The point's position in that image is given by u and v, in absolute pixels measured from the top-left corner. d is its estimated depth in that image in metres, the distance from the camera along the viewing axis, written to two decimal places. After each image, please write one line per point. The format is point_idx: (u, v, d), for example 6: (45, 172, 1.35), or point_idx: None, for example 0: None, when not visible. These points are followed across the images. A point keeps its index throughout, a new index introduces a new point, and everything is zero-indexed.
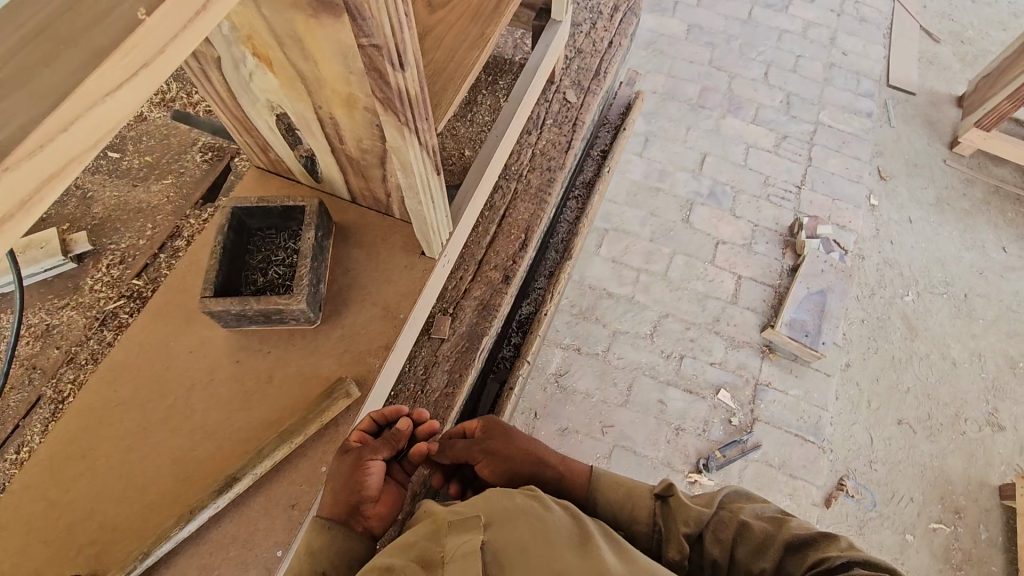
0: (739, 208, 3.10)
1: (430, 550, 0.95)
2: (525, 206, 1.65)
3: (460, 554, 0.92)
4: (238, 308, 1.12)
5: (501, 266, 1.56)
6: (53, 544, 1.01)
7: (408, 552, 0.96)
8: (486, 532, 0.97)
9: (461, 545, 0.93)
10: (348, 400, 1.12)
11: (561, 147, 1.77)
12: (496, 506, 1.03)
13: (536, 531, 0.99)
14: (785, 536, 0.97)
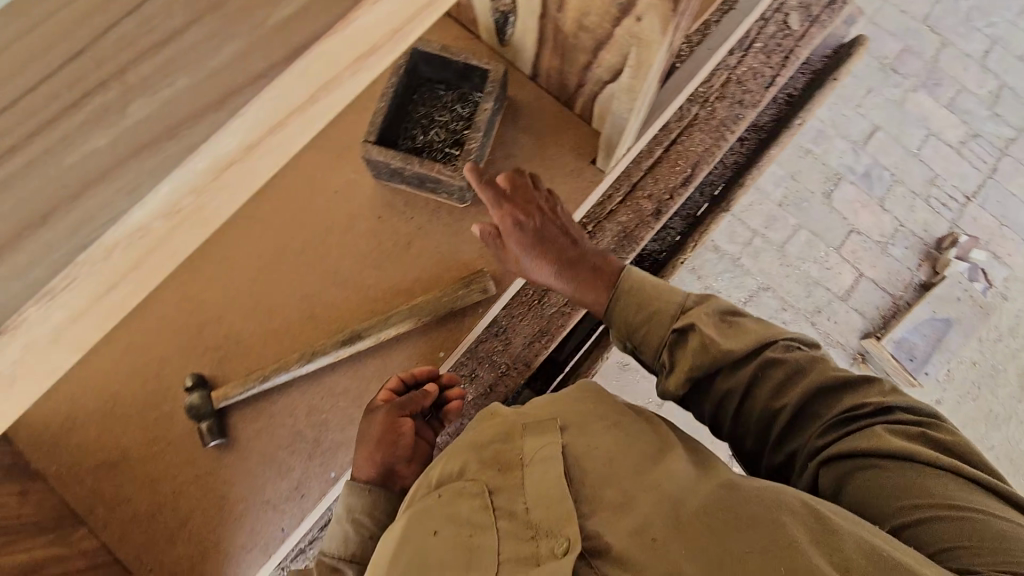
0: (890, 199, 2.47)
1: (503, 450, 0.80)
2: (700, 137, 1.46)
3: (540, 459, 0.76)
4: (398, 164, 1.04)
5: (656, 197, 1.41)
6: (182, 337, 1.05)
7: (479, 450, 0.81)
8: (565, 436, 0.79)
9: (538, 450, 0.77)
10: (481, 296, 1.07)
11: (762, 80, 1.52)
12: (575, 408, 0.85)
13: (615, 437, 0.79)
14: (817, 377, 0.80)
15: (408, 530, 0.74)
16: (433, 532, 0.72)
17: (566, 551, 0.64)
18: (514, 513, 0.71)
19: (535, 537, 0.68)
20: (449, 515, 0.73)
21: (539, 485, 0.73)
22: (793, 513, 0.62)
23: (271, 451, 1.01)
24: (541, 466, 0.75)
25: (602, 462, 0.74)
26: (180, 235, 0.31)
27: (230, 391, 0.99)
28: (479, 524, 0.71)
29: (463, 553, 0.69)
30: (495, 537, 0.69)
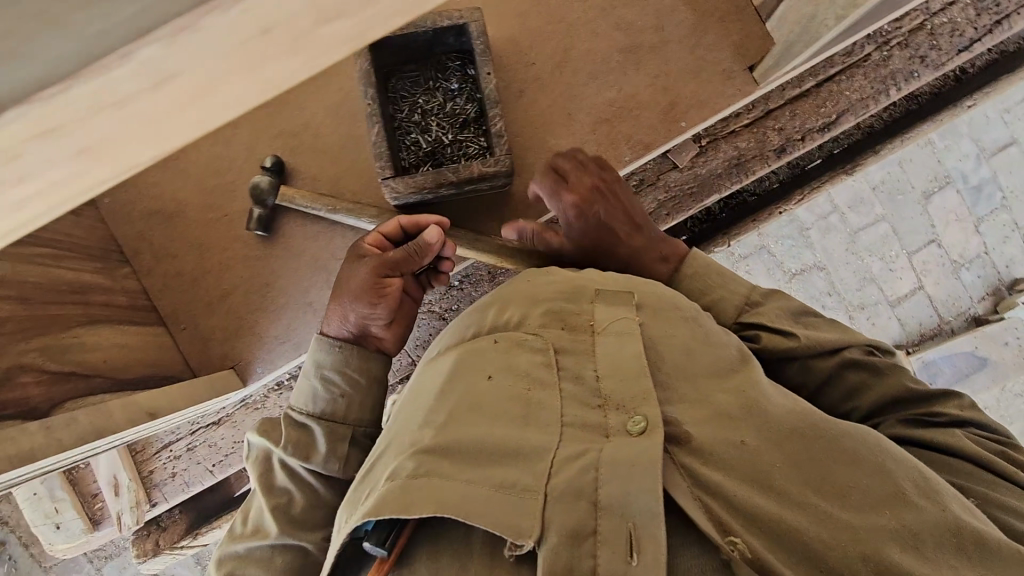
0: (988, 223, 1.98)
1: (569, 306, 0.73)
2: (861, 83, 1.27)
3: (614, 330, 0.70)
4: (432, 184, 0.89)
5: (785, 134, 1.25)
6: (260, 114, 0.97)
7: (543, 302, 0.74)
8: (640, 312, 0.72)
9: (613, 320, 0.70)
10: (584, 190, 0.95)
11: (958, 41, 1.29)
12: (652, 284, 0.76)
13: (695, 329, 0.72)
14: (894, 387, 0.74)
15: (459, 365, 0.70)
16: (487, 376, 0.68)
17: (643, 431, 0.61)
18: (583, 377, 0.67)
19: (604, 408, 0.64)
20: (507, 362, 0.69)
21: (610, 356, 0.67)
22: (892, 465, 0.61)
23: (322, 259, 0.97)
24: (615, 338, 0.69)
25: (679, 351, 0.69)
26: None
27: (295, 199, 0.91)
28: (543, 377, 0.68)
29: (524, 404, 0.66)
30: (559, 398, 0.66)
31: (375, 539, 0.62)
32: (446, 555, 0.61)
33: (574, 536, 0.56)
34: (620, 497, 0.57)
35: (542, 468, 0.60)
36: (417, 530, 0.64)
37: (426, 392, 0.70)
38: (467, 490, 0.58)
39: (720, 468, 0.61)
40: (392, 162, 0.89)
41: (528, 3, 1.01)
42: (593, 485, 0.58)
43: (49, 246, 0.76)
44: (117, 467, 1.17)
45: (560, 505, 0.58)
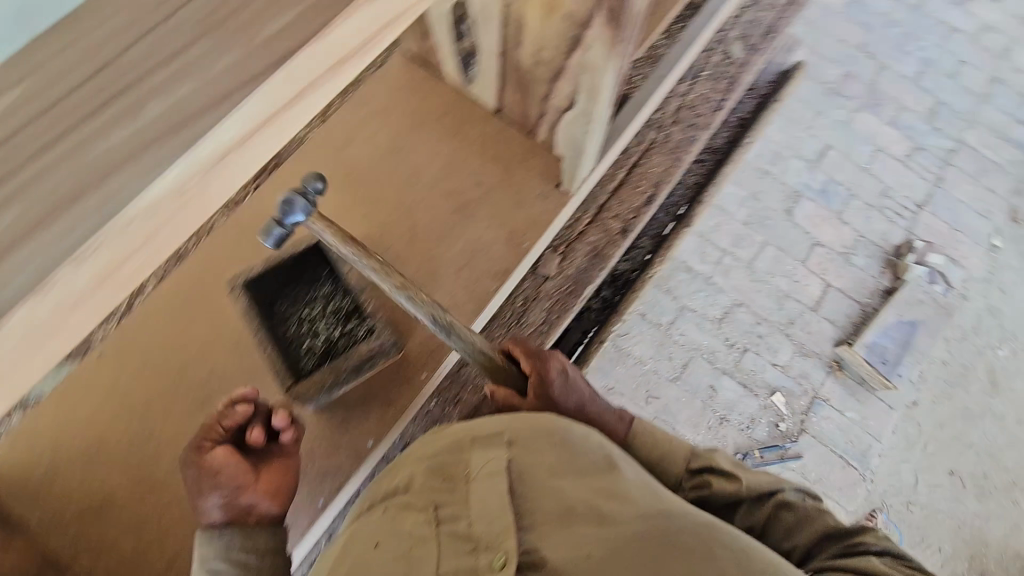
0: (847, 213, 2.70)
1: (450, 459, 0.81)
2: (659, 159, 1.55)
3: (484, 473, 0.77)
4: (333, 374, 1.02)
5: (622, 217, 1.48)
6: (165, 377, 1.05)
7: (431, 459, 0.82)
8: (510, 450, 0.81)
9: (483, 465, 0.78)
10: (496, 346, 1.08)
11: (711, 105, 1.64)
12: (525, 418, 0.85)
13: (563, 452, 0.80)
14: (823, 524, 0.84)
15: (354, 540, 0.76)
16: (374, 543, 0.73)
17: (502, 565, 0.66)
18: (457, 522, 0.72)
19: (475, 550, 0.69)
20: (396, 523, 0.75)
21: (480, 502, 0.74)
22: (722, 550, 0.65)
23: None
24: (485, 482, 0.76)
25: (542, 478, 0.77)
26: None
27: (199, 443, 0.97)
28: (424, 532, 0.72)
29: (405, 563, 0.69)
30: (435, 549, 0.70)
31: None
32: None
33: None
34: None
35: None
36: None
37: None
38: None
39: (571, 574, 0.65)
40: (292, 372, 1.02)
41: (369, 203, 1.21)
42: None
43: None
44: None
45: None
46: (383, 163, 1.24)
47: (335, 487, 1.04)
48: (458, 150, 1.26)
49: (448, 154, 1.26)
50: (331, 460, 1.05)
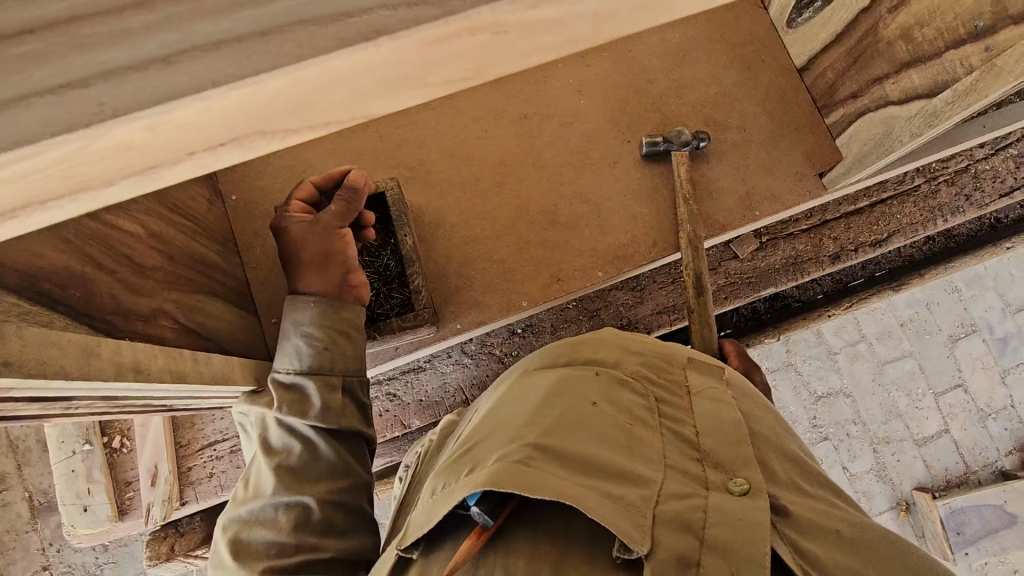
0: (1011, 378, 2.39)
1: (660, 364, 0.66)
2: (910, 210, 1.38)
3: (708, 395, 0.62)
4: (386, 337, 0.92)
5: (840, 244, 1.35)
6: (382, 144, 1.08)
7: (639, 355, 0.67)
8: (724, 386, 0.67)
9: (706, 386, 0.63)
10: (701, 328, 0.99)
11: (1001, 186, 1.42)
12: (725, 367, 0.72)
13: (773, 417, 0.67)
14: None
15: (560, 385, 0.61)
16: (592, 403, 0.59)
17: (748, 492, 0.53)
18: (680, 426, 0.59)
19: (702, 462, 0.56)
20: (613, 392, 0.61)
21: (710, 417, 0.59)
22: None
23: None
24: (716, 403, 0.61)
25: (766, 430, 0.62)
26: None
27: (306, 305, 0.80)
28: (644, 419, 0.59)
29: (624, 439, 0.56)
30: (656, 440, 0.57)
31: (484, 508, 0.51)
32: (547, 545, 0.51)
33: (680, 562, 0.48)
34: (729, 535, 0.49)
35: (644, 493, 0.52)
36: (521, 508, 0.54)
37: (514, 409, 0.60)
38: (573, 489, 0.50)
39: (819, 541, 0.52)
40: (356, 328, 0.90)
41: (629, 92, 1.15)
42: (698, 523, 0.50)
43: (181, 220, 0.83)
44: (160, 456, 1.12)
45: (666, 527, 0.49)
46: (662, 61, 1.17)
47: (477, 320, 1.03)
48: (739, 86, 1.17)
49: (728, 84, 1.17)
50: (481, 300, 1.04)
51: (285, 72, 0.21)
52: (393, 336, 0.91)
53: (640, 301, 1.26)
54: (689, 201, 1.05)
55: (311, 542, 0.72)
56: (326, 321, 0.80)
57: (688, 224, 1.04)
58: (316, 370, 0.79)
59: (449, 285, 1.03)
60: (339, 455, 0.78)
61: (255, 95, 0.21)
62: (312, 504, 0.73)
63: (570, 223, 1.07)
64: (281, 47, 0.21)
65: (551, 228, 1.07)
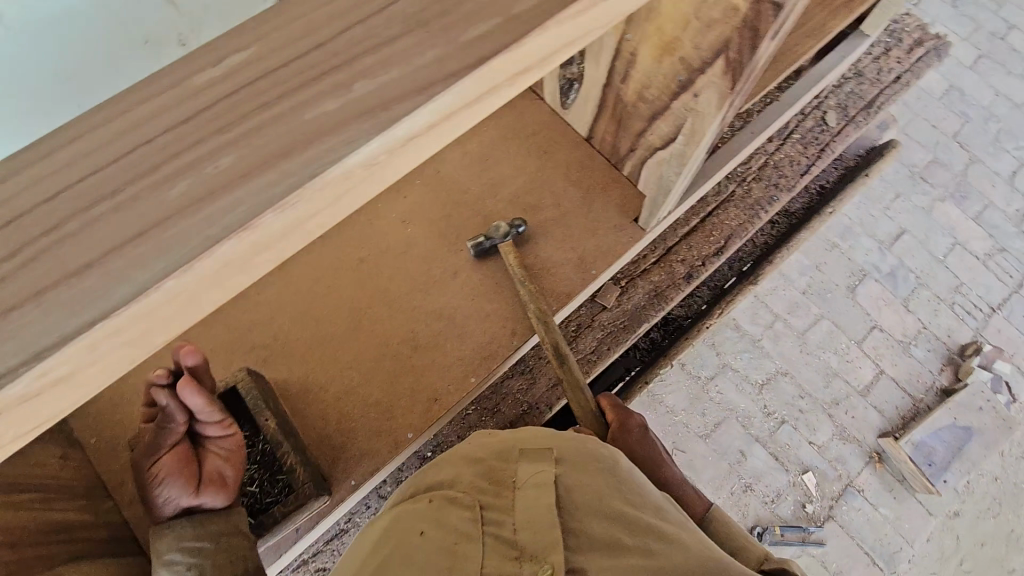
0: (914, 303, 2.59)
1: (499, 466, 0.81)
2: (735, 213, 1.54)
3: (531, 484, 0.76)
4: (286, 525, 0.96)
5: (688, 263, 1.47)
6: (232, 332, 1.10)
7: (478, 467, 0.81)
8: (558, 467, 0.80)
9: (531, 475, 0.77)
10: (583, 402, 1.07)
11: (798, 167, 1.62)
12: (572, 441, 0.84)
13: (609, 480, 0.79)
14: None
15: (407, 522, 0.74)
16: (420, 531, 0.72)
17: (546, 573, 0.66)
18: (502, 527, 0.72)
19: (520, 556, 0.69)
20: (448, 515, 0.74)
21: (525, 508, 0.73)
22: None
23: None
24: (533, 491, 0.75)
25: (590, 499, 0.75)
26: (364, 192, 0.31)
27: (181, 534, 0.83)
28: (475, 530, 0.72)
29: (453, 556, 0.69)
30: (482, 547, 0.70)
31: None
32: None
33: None
34: None
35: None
36: None
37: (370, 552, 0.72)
38: None
39: None
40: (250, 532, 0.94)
41: (448, 206, 1.24)
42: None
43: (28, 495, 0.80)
44: None
45: None
46: (469, 170, 1.28)
47: (371, 469, 1.02)
48: (543, 169, 1.29)
49: (533, 170, 1.29)
50: (370, 447, 1.04)
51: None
52: (284, 525, 0.94)
53: (533, 382, 1.30)
54: (528, 283, 1.13)
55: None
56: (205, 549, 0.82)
57: (532, 303, 1.12)
58: None
59: (333, 444, 1.04)
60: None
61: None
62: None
63: (431, 342, 1.12)
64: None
65: (415, 353, 1.11)
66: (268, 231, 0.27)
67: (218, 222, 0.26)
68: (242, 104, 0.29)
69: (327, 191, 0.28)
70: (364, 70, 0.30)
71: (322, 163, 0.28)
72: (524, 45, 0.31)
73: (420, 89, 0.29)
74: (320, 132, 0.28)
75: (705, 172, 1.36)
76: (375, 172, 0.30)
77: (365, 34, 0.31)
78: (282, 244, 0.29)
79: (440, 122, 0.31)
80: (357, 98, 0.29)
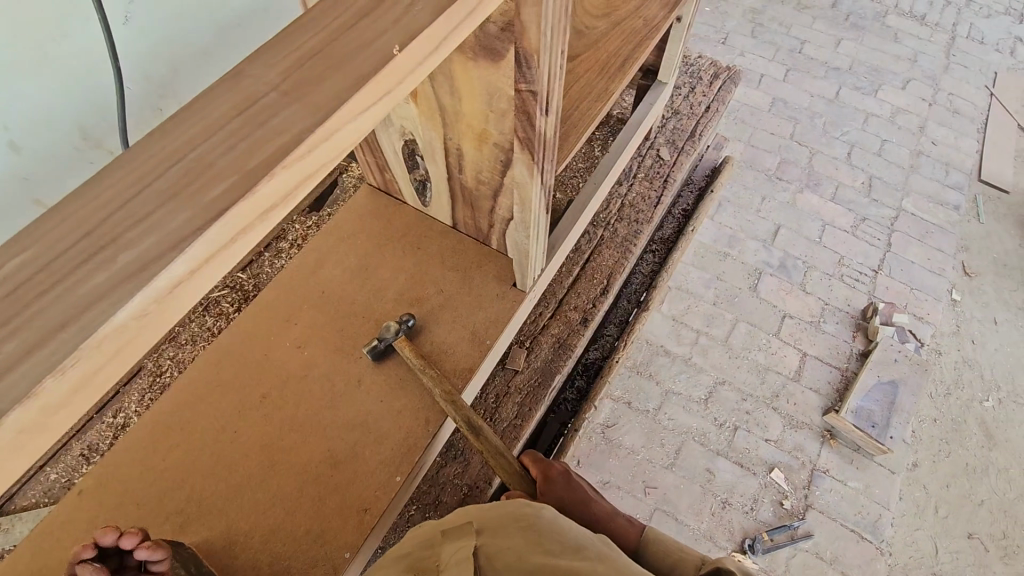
0: (810, 285, 2.83)
1: (424, 555, 0.81)
2: (610, 254, 1.69)
3: (453, 559, 0.75)
4: None
5: (581, 308, 1.59)
6: (145, 507, 1.07)
7: (410, 566, 0.80)
8: (479, 539, 0.81)
9: (453, 551, 0.77)
10: (505, 471, 1.11)
11: (650, 201, 1.83)
12: (493, 509, 0.86)
13: (529, 534, 0.80)
14: None
15: None
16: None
17: None
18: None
19: None
20: None
21: None
22: None
23: None
24: (456, 566, 0.74)
25: (511, 559, 0.76)
26: (146, 335, 0.38)
27: None
28: None
29: None
30: None
31: None
32: None
33: None
34: None
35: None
36: None
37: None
38: None
39: None
40: None
41: (341, 320, 1.30)
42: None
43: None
44: None
45: None
46: (354, 282, 1.36)
47: None
48: (421, 263, 1.39)
49: (412, 267, 1.38)
50: None
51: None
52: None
53: (466, 464, 1.31)
54: (427, 369, 1.18)
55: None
56: None
57: (436, 386, 1.17)
58: None
59: None
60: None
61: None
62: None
63: (349, 454, 1.13)
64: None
65: (336, 470, 1.11)
66: (54, 392, 0.34)
67: (3, 397, 0.32)
68: (22, 296, 0.36)
69: (105, 348, 0.36)
70: (128, 243, 0.38)
71: (93, 326, 0.35)
72: (257, 191, 0.40)
73: (172, 247, 0.38)
74: (91, 300, 0.35)
75: (565, 226, 1.51)
76: (149, 320, 0.38)
77: (125, 217, 0.40)
78: (75, 399, 0.35)
79: (200, 267, 0.39)
80: (120, 267, 0.37)
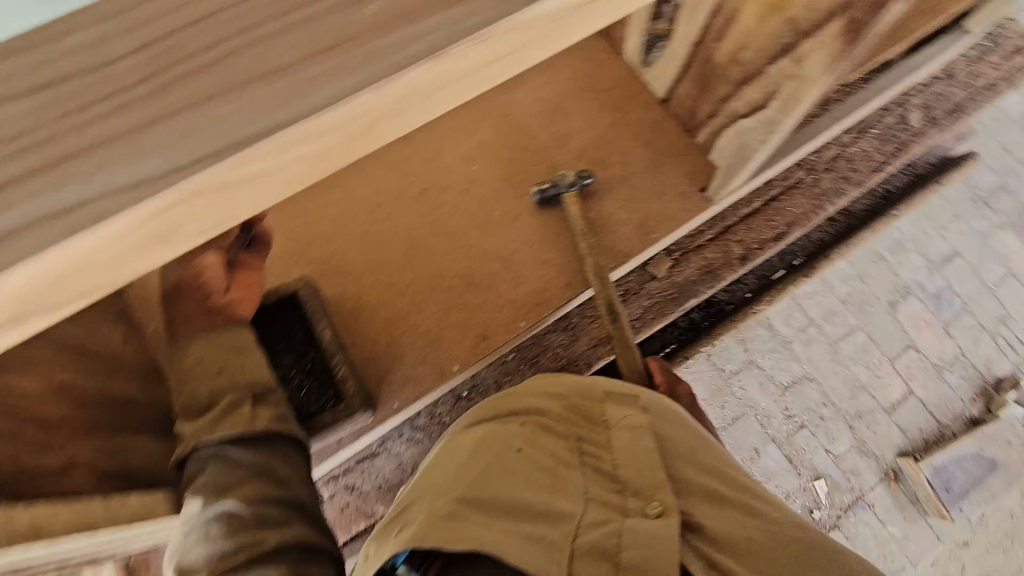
0: None
1: (582, 399, 0.71)
2: (800, 203, 1.50)
3: (626, 425, 0.66)
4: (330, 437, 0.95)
5: (746, 245, 1.44)
6: (294, 244, 1.12)
7: (558, 396, 0.70)
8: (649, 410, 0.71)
9: (624, 417, 0.68)
10: (625, 365, 1.05)
11: (870, 164, 1.56)
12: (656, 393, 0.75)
13: (698, 436, 0.71)
14: None
15: (480, 439, 0.62)
16: (517, 449, 0.61)
17: (661, 515, 0.56)
18: (600, 464, 0.63)
19: (623, 494, 0.60)
20: (531, 436, 0.63)
21: (629, 451, 0.63)
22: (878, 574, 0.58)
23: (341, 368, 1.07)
24: (630, 434, 0.65)
25: (687, 449, 0.67)
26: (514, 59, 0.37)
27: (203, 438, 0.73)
28: (563, 462, 0.62)
29: (543, 486, 0.58)
30: (575, 483, 0.60)
31: (411, 565, 0.55)
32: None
33: None
34: (640, 558, 0.53)
35: (567, 531, 0.55)
36: (450, 562, 0.56)
37: (439, 467, 0.61)
38: (493, 536, 0.52)
39: (730, 553, 0.57)
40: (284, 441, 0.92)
41: (515, 150, 1.24)
42: (616, 549, 0.54)
43: (93, 360, 0.81)
44: None
45: (584, 561, 0.53)
46: (540, 117, 1.27)
47: (413, 394, 1.04)
48: (614, 126, 1.27)
49: (603, 127, 1.27)
50: (417, 374, 1.06)
51: (79, 239, 0.28)
52: (328, 432, 0.93)
53: (574, 339, 1.25)
54: (588, 236, 1.13)
55: (249, 539, 0.66)
56: (245, 458, 0.74)
57: (591, 257, 1.11)
58: (223, 488, 0.69)
59: (378, 366, 1.05)
60: (256, 451, 0.75)
61: (57, 257, 0.28)
62: (238, 508, 0.68)
63: (485, 282, 1.12)
64: (74, 225, 0.28)
65: (469, 290, 1.12)
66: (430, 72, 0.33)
67: (403, 50, 0.32)
68: None
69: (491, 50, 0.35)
70: None
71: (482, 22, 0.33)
72: None
73: None
74: None
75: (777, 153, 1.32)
76: (524, 43, 0.36)
77: None
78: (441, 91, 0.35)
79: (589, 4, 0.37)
80: None
